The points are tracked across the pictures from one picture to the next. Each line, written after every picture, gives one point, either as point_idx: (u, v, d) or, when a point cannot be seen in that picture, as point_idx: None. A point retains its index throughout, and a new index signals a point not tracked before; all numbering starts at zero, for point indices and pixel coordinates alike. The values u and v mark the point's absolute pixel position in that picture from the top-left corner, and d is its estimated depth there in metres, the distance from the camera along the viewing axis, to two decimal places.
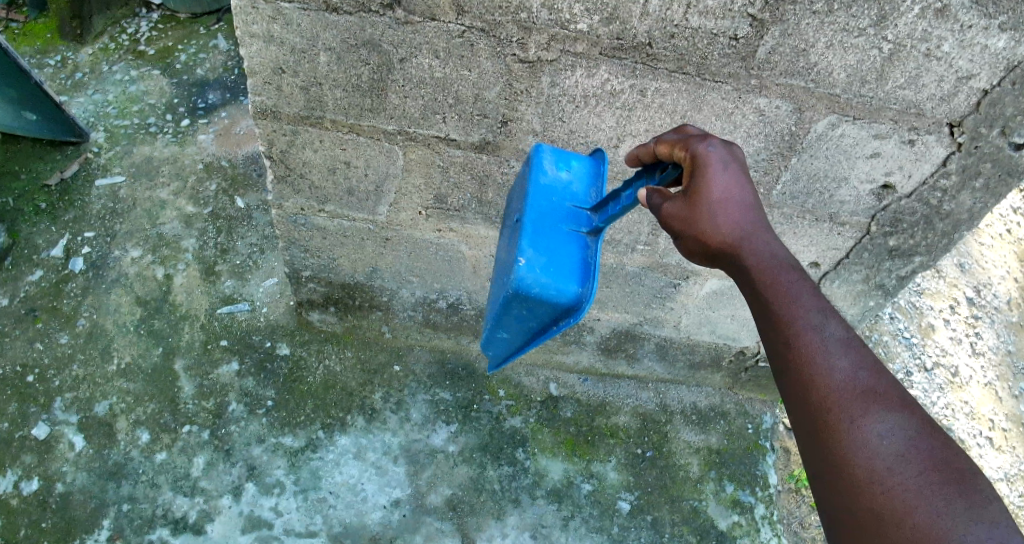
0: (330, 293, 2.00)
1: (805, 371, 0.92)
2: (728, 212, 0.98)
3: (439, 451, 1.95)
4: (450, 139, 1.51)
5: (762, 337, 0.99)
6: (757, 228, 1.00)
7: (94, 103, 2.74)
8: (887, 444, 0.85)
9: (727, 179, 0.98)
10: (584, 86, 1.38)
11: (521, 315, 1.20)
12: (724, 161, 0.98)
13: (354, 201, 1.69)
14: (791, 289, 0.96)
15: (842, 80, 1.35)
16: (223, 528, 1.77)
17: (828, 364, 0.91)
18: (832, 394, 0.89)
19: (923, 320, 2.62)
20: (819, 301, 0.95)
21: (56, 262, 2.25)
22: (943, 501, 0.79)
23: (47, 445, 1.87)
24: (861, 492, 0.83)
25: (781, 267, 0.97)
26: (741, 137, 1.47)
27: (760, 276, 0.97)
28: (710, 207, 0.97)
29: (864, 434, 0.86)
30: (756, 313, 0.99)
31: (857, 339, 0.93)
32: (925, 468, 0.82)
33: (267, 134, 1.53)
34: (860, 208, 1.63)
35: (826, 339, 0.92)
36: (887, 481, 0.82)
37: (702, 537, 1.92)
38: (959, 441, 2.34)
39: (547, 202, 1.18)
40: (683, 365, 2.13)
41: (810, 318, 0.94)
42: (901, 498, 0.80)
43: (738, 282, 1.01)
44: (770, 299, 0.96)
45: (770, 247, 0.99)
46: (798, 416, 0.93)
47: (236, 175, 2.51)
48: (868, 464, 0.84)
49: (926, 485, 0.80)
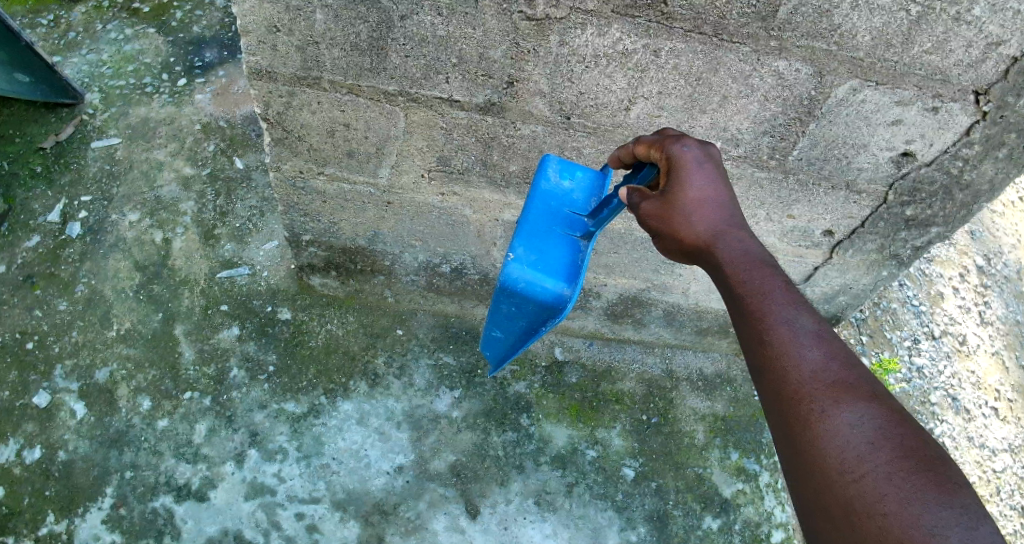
0: (332, 257, 1.96)
1: (777, 363, 0.97)
2: (702, 210, 1.10)
3: (443, 417, 1.94)
4: (453, 100, 1.45)
5: (739, 335, 1.04)
6: (730, 228, 1.10)
7: (89, 63, 2.66)
8: (858, 434, 0.87)
9: (700, 177, 1.11)
10: (595, 45, 1.32)
11: (514, 309, 1.35)
12: (699, 161, 1.12)
13: (354, 163, 1.63)
14: (764, 285, 1.03)
15: (866, 43, 1.28)
16: (226, 494, 1.77)
17: (798, 356, 0.96)
18: (804, 385, 0.94)
19: (932, 288, 2.59)
20: (791, 297, 1.01)
21: (53, 227, 2.21)
22: (913, 488, 0.80)
23: (48, 412, 1.87)
24: (834, 482, 0.85)
25: (753, 264, 1.05)
26: (758, 102, 1.40)
27: (734, 273, 1.06)
28: (684, 205, 1.10)
29: (835, 422, 0.89)
30: (733, 311, 1.05)
31: (829, 333, 0.99)
32: (894, 457, 0.84)
33: (263, 96, 1.47)
34: (878, 176, 1.57)
35: (798, 332, 0.98)
36: (859, 469, 0.84)
37: (706, 504, 1.91)
38: (965, 410, 2.32)
39: (545, 206, 1.31)
40: (690, 331, 2.11)
41: (784, 313, 1.00)
42: (872, 485, 0.82)
43: (715, 279, 1.09)
44: (743, 295, 1.03)
45: (742, 245, 1.08)
46: (773, 412, 0.96)
47: (235, 136, 2.45)
48: (838, 454, 0.87)
49: (895, 473, 0.82)
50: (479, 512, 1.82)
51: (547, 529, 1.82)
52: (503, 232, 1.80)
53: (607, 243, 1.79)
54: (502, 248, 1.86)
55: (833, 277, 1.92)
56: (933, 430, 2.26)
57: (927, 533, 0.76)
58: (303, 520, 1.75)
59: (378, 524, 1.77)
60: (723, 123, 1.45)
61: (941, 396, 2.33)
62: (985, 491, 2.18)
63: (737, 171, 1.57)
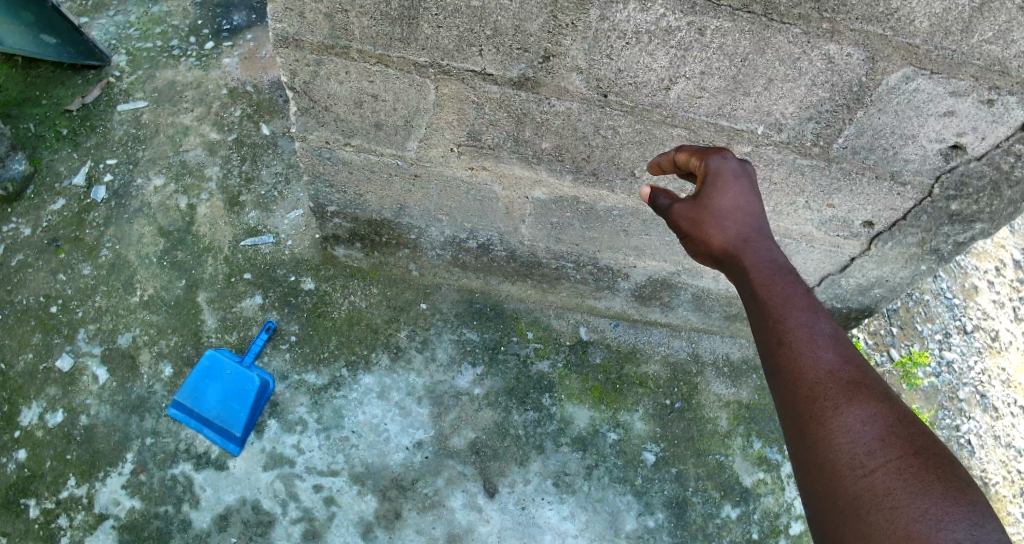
0: (357, 229, 1.94)
1: (795, 362, 1.02)
2: (734, 217, 1.18)
3: (464, 394, 1.93)
4: (486, 74, 1.40)
5: (753, 330, 1.10)
6: (758, 236, 1.18)
7: (116, 24, 2.63)
8: (868, 432, 0.95)
9: (735, 189, 1.20)
10: (636, 21, 1.26)
11: None
12: (736, 173, 1.21)
13: (382, 135, 1.60)
14: (786, 290, 1.09)
15: (923, 29, 1.21)
16: (245, 464, 1.78)
17: (815, 357, 1.02)
18: (818, 383, 1.00)
19: (967, 281, 2.52)
20: (810, 302, 1.07)
21: (78, 190, 2.21)
22: (921, 484, 0.89)
23: (71, 376, 1.88)
24: (844, 475, 0.93)
25: (778, 271, 1.12)
26: (805, 86, 1.34)
27: (759, 277, 1.13)
28: (717, 210, 1.19)
29: (848, 420, 0.96)
30: (752, 309, 1.12)
31: (844, 337, 1.05)
32: (904, 456, 0.93)
33: (289, 64, 1.44)
34: (925, 168, 1.51)
35: (816, 334, 1.04)
36: (869, 465, 0.93)
37: (726, 493, 1.89)
38: (993, 408, 2.27)
39: None
40: (718, 316, 2.07)
41: (802, 317, 1.06)
42: (882, 479, 0.91)
43: (738, 281, 1.17)
44: (765, 296, 1.10)
45: (768, 252, 1.16)
46: (786, 406, 1.03)
47: (261, 101, 2.41)
48: (850, 448, 0.95)
49: (905, 470, 0.91)
50: (498, 491, 1.81)
51: (564, 511, 1.81)
52: (533, 210, 1.77)
53: (638, 224, 1.75)
54: (530, 225, 1.83)
55: (869, 268, 1.87)
56: (959, 427, 2.21)
57: (933, 527, 0.85)
58: (321, 492, 1.76)
59: (396, 499, 1.77)
60: (767, 106, 1.40)
61: (970, 392, 2.28)
62: (1009, 491, 2.13)
63: (778, 157, 1.51)
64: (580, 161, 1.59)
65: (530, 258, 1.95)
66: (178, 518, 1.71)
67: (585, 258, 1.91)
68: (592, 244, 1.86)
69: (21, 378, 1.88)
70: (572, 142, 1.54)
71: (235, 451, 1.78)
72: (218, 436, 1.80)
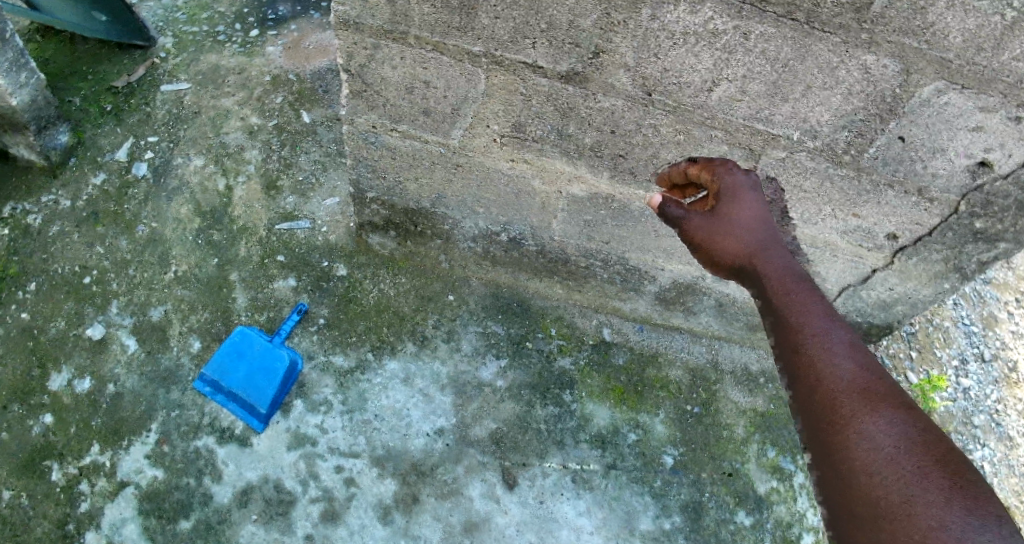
0: (393, 217, 1.99)
1: (813, 371, 1.11)
2: (752, 227, 1.27)
3: (487, 385, 1.95)
4: (537, 67, 1.45)
5: (776, 339, 1.20)
6: (775, 244, 1.28)
7: (163, 8, 2.70)
8: (887, 440, 1.00)
9: (752, 198, 1.28)
10: (686, 22, 1.31)
11: None
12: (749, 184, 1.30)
13: (429, 122, 1.64)
14: (803, 299, 1.18)
15: (957, 44, 1.26)
16: (270, 441, 1.80)
17: (832, 364, 1.10)
18: (838, 393, 1.07)
19: (986, 310, 2.56)
20: (827, 310, 1.16)
21: (119, 165, 2.25)
22: (941, 491, 0.93)
23: (102, 344, 1.91)
24: (863, 483, 0.99)
25: (794, 277, 1.22)
26: (840, 95, 1.39)
27: (775, 284, 1.22)
28: (734, 221, 1.28)
29: (865, 429, 1.02)
30: (772, 319, 1.21)
31: (861, 344, 1.12)
32: (924, 464, 0.97)
33: (347, 46, 1.49)
34: (952, 184, 1.55)
35: (833, 342, 1.12)
36: (888, 473, 0.97)
37: (740, 500, 1.90)
38: (1008, 437, 2.28)
39: None
40: (741, 325, 2.10)
41: (818, 325, 1.14)
42: (900, 488, 0.95)
43: (759, 291, 1.27)
44: (784, 304, 1.19)
45: (785, 259, 1.25)
46: (809, 415, 1.10)
47: (303, 90, 2.47)
48: (869, 456, 1.00)
49: (924, 478, 0.95)
50: (516, 482, 1.83)
51: (580, 507, 1.82)
52: (568, 205, 1.81)
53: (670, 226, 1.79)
54: (563, 221, 1.87)
55: (892, 283, 1.91)
56: (973, 453, 2.23)
57: (955, 536, 0.88)
58: (341, 473, 1.78)
59: (415, 485, 1.78)
60: (804, 113, 1.44)
61: (985, 419, 2.30)
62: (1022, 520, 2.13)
63: (811, 164, 1.56)
64: (619, 158, 1.63)
65: (560, 255, 1.99)
66: (199, 491, 1.72)
67: (614, 257, 1.95)
68: (621, 243, 1.90)
69: (52, 343, 1.91)
70: (611, 138, 1.58)
71: (259, 429, 1.80)
72: (242, 411, 1.82)
